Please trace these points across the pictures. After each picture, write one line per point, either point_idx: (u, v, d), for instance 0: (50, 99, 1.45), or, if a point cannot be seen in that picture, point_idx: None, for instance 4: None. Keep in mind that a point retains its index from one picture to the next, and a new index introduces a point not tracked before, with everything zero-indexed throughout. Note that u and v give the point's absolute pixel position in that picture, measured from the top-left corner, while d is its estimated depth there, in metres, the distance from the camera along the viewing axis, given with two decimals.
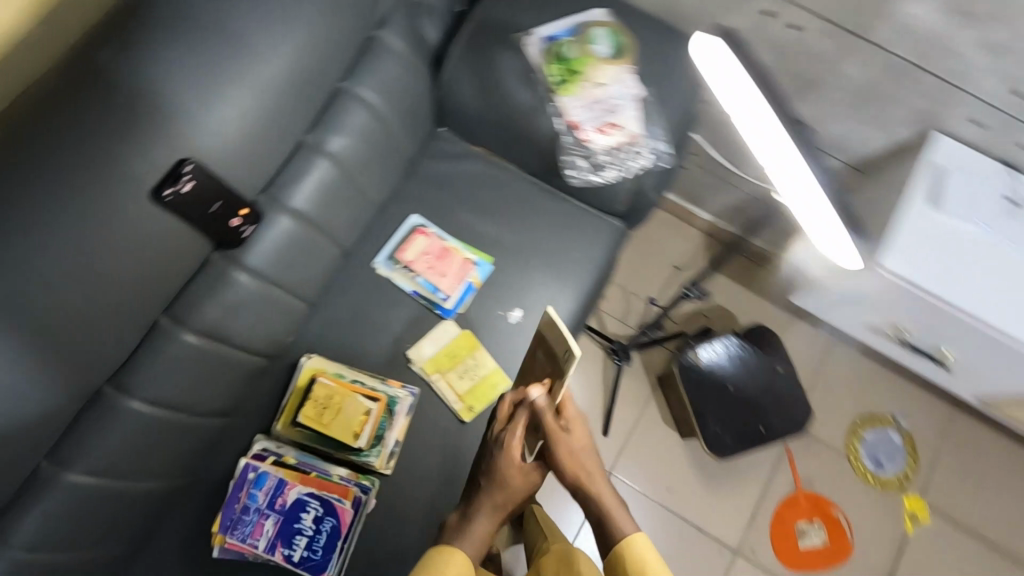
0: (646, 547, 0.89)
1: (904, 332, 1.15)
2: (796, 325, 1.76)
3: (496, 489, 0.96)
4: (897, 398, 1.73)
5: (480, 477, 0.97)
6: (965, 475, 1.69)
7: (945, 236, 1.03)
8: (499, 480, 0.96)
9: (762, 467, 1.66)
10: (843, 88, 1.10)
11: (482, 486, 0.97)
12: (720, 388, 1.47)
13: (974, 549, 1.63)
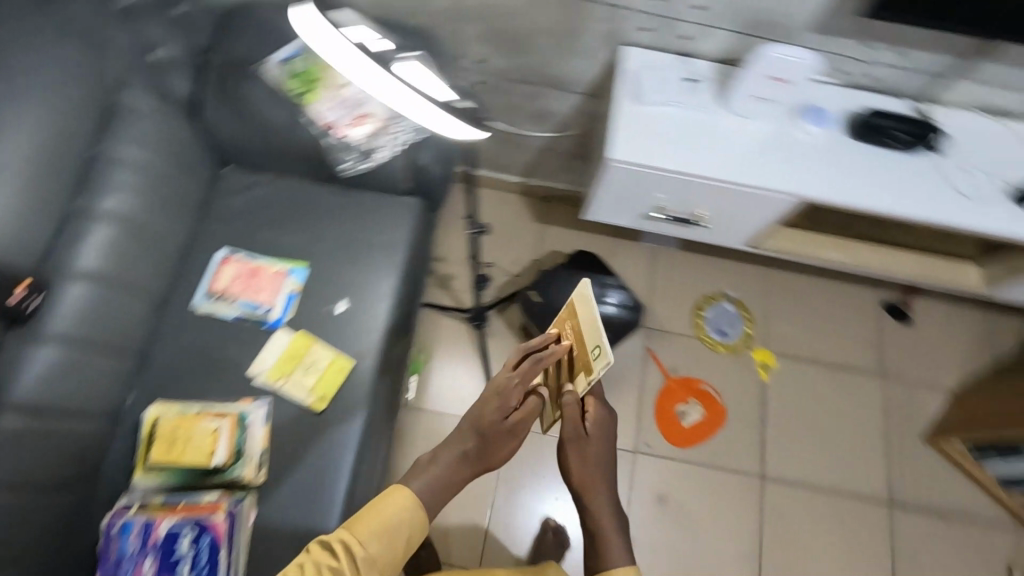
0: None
1: (665, 209, 1.39)
2: (619, 245, 2.04)
3: (479, 440, 1.03)
4: (720, 273, 2.01)
5: (471, 429, 1.04)
6: (793, 317, 1.98)
7: (650, 120, 1.27)
8: (487, 433, 1.03)
9: (633, 371, 1.87)
10: (545, 30, 1.34)
11: (466, 433, 1.04)
12: (560, 312, 1.65)
13: (820, 375, 1.91)
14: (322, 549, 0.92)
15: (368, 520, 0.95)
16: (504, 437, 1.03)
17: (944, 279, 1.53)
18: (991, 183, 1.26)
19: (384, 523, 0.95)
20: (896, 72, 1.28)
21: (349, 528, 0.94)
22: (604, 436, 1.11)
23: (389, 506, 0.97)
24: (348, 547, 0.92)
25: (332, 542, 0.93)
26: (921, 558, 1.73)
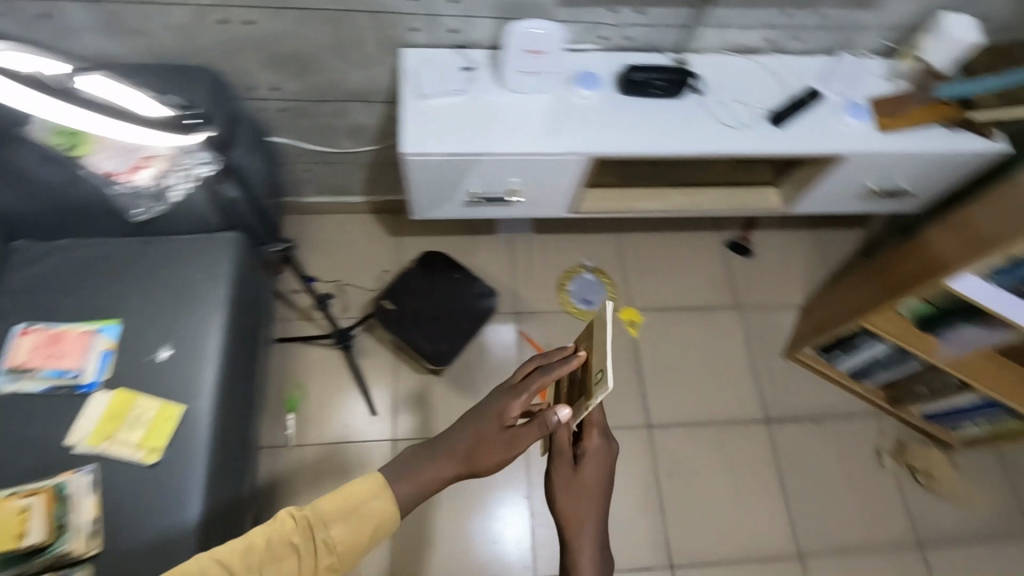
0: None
1: (479, 194, 1.46)
2: (475, 240, 2.09)
3: (473, 446, 0.99)
4: (575, 247, 2.12)
5: (470, 429, 1.01)
6: (648, 271, 2.13)
7: (438, 113, 1.33)
8: (481, 437, 0.99)
9: (510, 356, 1.93)
10: (322, 46, 1.38)
11: (463, 438, 1.00)
12: (417, 313, 1.66)
13: (682, 319, 2.05)
14: (287, 521, 0.90)
15: (336, 501, 0.92)
16: (499, 451, 0.98)
17: (750, 204, 1.69)
18: (750, 112, 1.43)
19: (349, 507, 0.92)
20: (649, 30, 1.42)
21: (318, 507, 0.91)
22: (604, 471, 1.07)
23: (359, 490, 0.93)
24: (310, 523, 0.90)
25: (297, 514, 0.91)
26: (802, 461, 1.89)
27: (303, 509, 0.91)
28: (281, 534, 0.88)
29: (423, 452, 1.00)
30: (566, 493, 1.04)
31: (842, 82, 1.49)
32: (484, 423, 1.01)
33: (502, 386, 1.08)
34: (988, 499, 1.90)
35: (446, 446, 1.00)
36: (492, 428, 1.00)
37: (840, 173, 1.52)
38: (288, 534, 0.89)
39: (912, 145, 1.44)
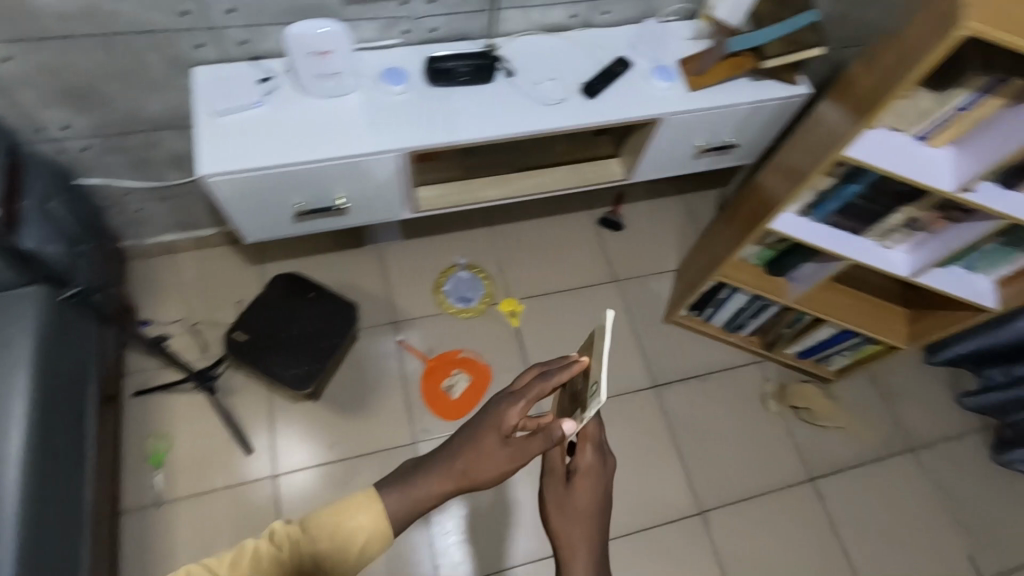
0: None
1: (304, 207, 1.41)
2: (344, 254, 2.03)
3: (474, 459, 1.00)
4: (449, 246, 2.09)
5: (471, 443, 1.01)
6: (526, 259, 2.12)
7: (236, 129, 1.28)
8: (482, 447, 1.00)
9: (392, 368, 1.88)
10: (103, 75, 1.29)
11: (464, 452, 1.01)
12: (273, 340, 1.59)
13: (562, 302, 2.07)
14: (277, 541, 0.90)
15: (324, 530, 0.92)
16: (497, 465, 0.99)
17: (594, 178, 1.71)
18: (562, 87, 1.44)
19: (334, 536, 0.92)
20: (449, 18, 1.40)
21: (309, 530, 0.92)
22: (601, 492, 1.11)
23: (351, 519, 0.93)
24: (297, 545, 0.90)
25: (286, 535, 0.91)
26: (693, 419, 1.93)
27: (294, 531, 0.91)
28: (266, 556, 0.89)
29: (423, 466, 1.01)
30: (564, 512, 1.08)
31: (650, 48, 1.53)
32: (484, 434, 1.01)
33: (502, 395, 1.08)
34: (869, 423, 2.00)
35: (447, 460, 1.01)
36: (493, 442, 1.01)
37: (664, 135, 1.56)
38: (274, 556, 0.89)
39: (720, 98, 1.49)
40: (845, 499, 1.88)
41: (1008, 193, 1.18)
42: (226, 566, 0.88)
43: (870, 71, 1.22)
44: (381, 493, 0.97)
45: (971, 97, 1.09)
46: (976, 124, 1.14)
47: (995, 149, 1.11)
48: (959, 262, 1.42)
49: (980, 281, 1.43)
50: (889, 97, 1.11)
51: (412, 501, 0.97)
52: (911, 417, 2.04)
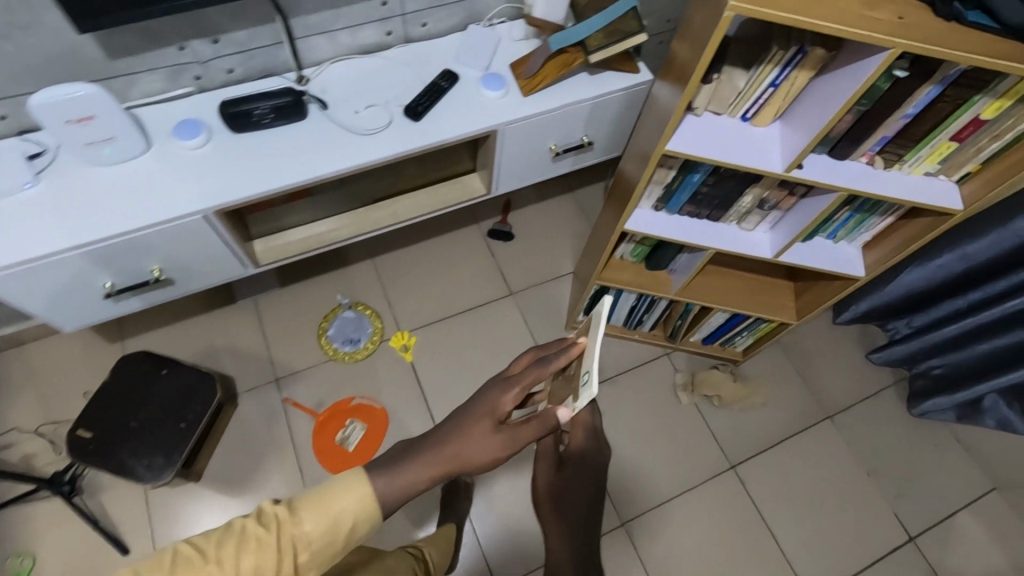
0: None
1: (116, 286, 1.27)
2: (215, 315, 1.89)
3: (466, 447, 0.90)
4: (330, 287, 1.98)
5: (472, 424, 0.92)
6: (414, 287, 2.02)
7: (7, 218, 1.13)
8: (474, 434, 0.91)
9: (279, 429, 1.76)
10: None
11: (451, 441, 0.90)
12: (122, 430, 1.45)
13: (457, 326, 1.97)
14: (260, 525, 0.75)
15: (312, 514, 0.76)
16: (488, 455, 0.90)
17: (453, 198, 1.62)
18: (384, 113, 1.33)
19: (321, 523, 0.77)
20: (245, 56, 1.28)
21: (296, 511, 0.76)
22: (599, 482, 1.09)
23: (339, 502, 0.78)
24: (284, 529, 0.75)
25: (272, 518, 0.75)
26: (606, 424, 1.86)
27: (282, 512, 0.76)
28: (252, 537, 0.73)
29: (408, 456, 0.87)
30: (561, 505, 1.07)
31: (479, 55, 1.43)
32: (479, 421, 0.92)
33: (494, 381, 1.01)
34: (784, 396, 1.95)
35: (437, 447, 0.89)
36: (484, 433, 0.91)
37: (510, 146, 1.47)
38: (258, 541, 0.73)
39: (557, 99, 1.41)
40: (768, 480, 1.83)
41: (839, 164, 1.13)
42: (203, 548, 0.72)
43: (683, 53, 1.15)
44: (372, 479, 0.82)
45: (777, 72, 1.03)
46: (793, 98, 1.08)
47: (813, 122, 1.05)
48: (819, 233, 1.38)
49: (842, 249, 1.39)
50: (693, 83, 1.03)
51: (395, 497, 0.83)
52: (828, 383, 2.00)
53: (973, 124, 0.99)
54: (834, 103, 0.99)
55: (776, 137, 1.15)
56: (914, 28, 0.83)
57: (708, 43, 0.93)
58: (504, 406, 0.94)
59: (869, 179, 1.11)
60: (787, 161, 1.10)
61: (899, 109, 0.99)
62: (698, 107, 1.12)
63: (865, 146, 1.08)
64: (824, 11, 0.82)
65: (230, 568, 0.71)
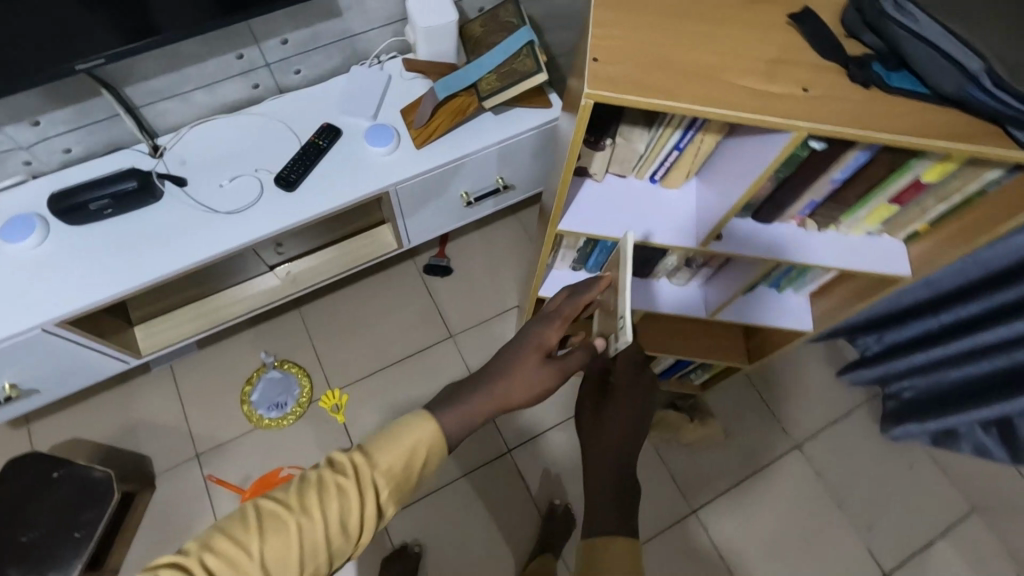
0: (625, 549, 0.84)
1: None
2: (130, 387, 1.74)
3: (511, 381, 0.92)
4: (254, 345, 1.83)
5: (520, 359, 0.94)
6: (345, 338, 1.87)
7: None
8: (515, 370, 0.92)
9: (202, 512, 1.63)
10: None
11: (502, 377, 0.92)
12: (11, 546, 1.33)
13: (394, 378, 1.83)
14: (332, 472, 0.78)
15: (381, 455, 0.79)
16: (532, 390, 0.92)
17: (361, 255, 1.45)
18: (252, 185, 1.17)
19: (389, 463, 0.79)
20: (80, 133, 1.11)
21: (365, 456, 0.79)
22: (640, 412, 1.00)
23: (405, 440, 0.81)
24: (356, 474, 0.78)
25: (344, 464, 0.78)
26: (558, 475, 1.72)
27: (353, 457, 0.79)
28: (331, 484, 0.76)
29: (461, 395, 0.88)
30: (602, 425, 0.98)
31: (363, 103, 1.24)
32: (518, 355, 0.94)
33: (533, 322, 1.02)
34: (748, 427, 1.82)
35: (486, 381, 0.91)
36: (526, 369, 0.93)
37: (409, 203, 1.30)
38: (335, 486, 0.76)
39: (455, 150, 1.23)
40: (731, 522, 1.71)
41: (766, 228, 0.96)
42: (284, 502, 0.75)
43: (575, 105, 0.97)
44: (436, 413, 0.85)
45: (679, 135, 0.85)
46: (703, 159, 0.91)
47: (726, 191, 0.88)
48: (762, 283, 1.22)
49: (787, 300, 1.24)
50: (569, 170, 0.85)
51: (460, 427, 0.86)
52: (796, 409, 1.86)
53: (913, 187, 0.83)
54: (745, 175, 0.82)
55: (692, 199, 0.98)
56: (823, 103, 0.65)
57: (573, 127, 0.75)
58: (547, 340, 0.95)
59: (804, 243, 0.95)
60: (704, 233, 0.93)
61: (825, 175, 0.83)
62: (595, 172, 0.95)
63: (792, 210, 0.91)
64: (706, 91, 0.65)
65: (319, 510, 0.74)
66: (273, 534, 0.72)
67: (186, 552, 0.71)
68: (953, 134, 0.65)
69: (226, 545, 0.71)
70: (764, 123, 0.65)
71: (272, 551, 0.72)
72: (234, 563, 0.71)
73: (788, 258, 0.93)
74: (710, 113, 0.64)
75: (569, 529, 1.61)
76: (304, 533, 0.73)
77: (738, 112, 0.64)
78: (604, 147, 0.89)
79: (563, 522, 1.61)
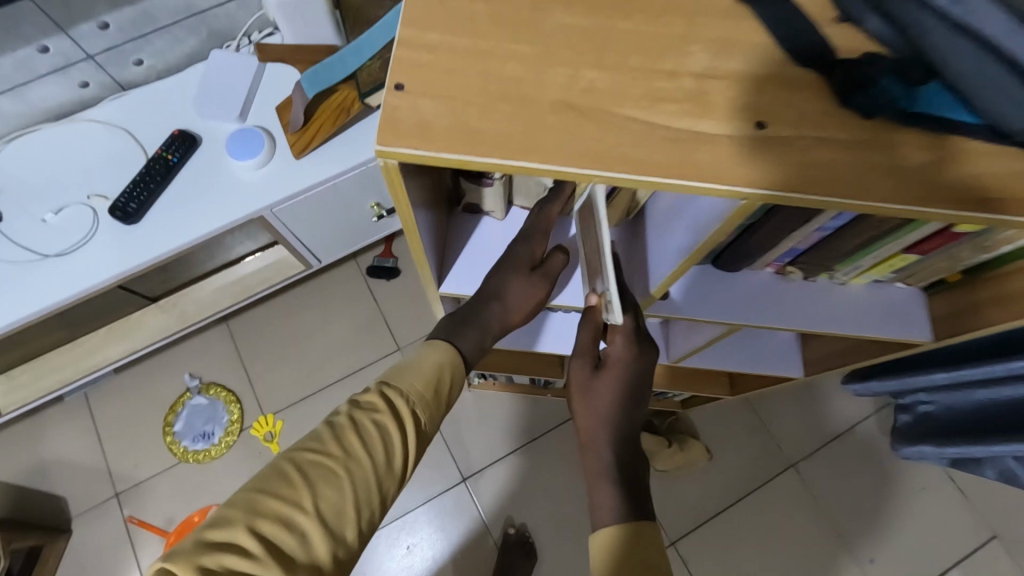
0: (651, 550, 0.60)
1: None
2: (38, 420, 1.54)
3: (505, 295, 0.66)
4: (177, 366, 1.60)
5: (503, 272, 0.67)
6: (278, 353, 1.62)
7: None
8: (507, 285, 0.67)
9: (121, 559, 1.44)
10: None
11: (491, 294, 0.66)
12: None
13: (335, 398, 1.59)
14: (367, 404, 0.56)
15: (422, 370, 0.59)
16: (536, 303, 0.68)
17: (256, 283, 1.26)
18: (83, 216, 0.94)
19: (435, 377, 0.59)
20: None
21: (403, 378, 0.58)
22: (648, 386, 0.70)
23: (444, 350, 0.61)
24: (405, 399, 0.57)
25: (382, 392, 0.57)
26: (522, 509, 1.47)
27: (389, 381, 0.58)
28: (364, 422, 0.55)
29: (459, 317, 0.65)
30: (597, 405, 0.68)
31: (225, 99, 0.98)
32: (507, 268, 0.68)
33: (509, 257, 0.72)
34: (737, 446, 1.60)
35: (471, 301, 0.67)
36: (524, 284, 0.67)
37: (300, 221, 1.07)
38: (379, 419, 0.56)
39: (344, 160, 0.99)
40: (716, 556, 1.51)
41: (730, 277, 0.73)
42: (314, 448, 0.53)
43: None
44: (446, 337, 0.63)
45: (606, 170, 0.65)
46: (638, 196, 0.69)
47: (675, 243, 0.64)
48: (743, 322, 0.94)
49: (778, 340, 0.98)
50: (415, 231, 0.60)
51: (474, 345, 0.64)
52: (794, 422, 1.63)
53: (943, 237, 0.57)
54: (698, 229, 0.60)
55: (633, 239, 0.73)
56: (786, 154, 0.46)
57: (390, 192, 0.53)
58: (537, 253, 0.69)
59: (777, 299, 0.72)
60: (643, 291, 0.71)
61: (809, 224, 0.57)
62: (493, 209, 0.71)
63: (766, 258, 0.66)
64: (594, 138, 0.45)
65: (363, 449, 0.54)
66: (328, 487, 0.51)
67: (221, 527, 0.48)
68: (972, 197, 0.46)
69: (267, 508, 0.49)
70: (701, 192, 0.46)
71: (333, 508, 0.51)
72: (295, 530, 0.49)
73: (752, 321, 0.71)
74: (610, 179, 0.45)
75: (527, 554, 1.40)
76: (365, 479, 0.53)
77: (664, 178, 0.45)
78: (491, 183, 0.64)
79: (521, 548, 1.41)
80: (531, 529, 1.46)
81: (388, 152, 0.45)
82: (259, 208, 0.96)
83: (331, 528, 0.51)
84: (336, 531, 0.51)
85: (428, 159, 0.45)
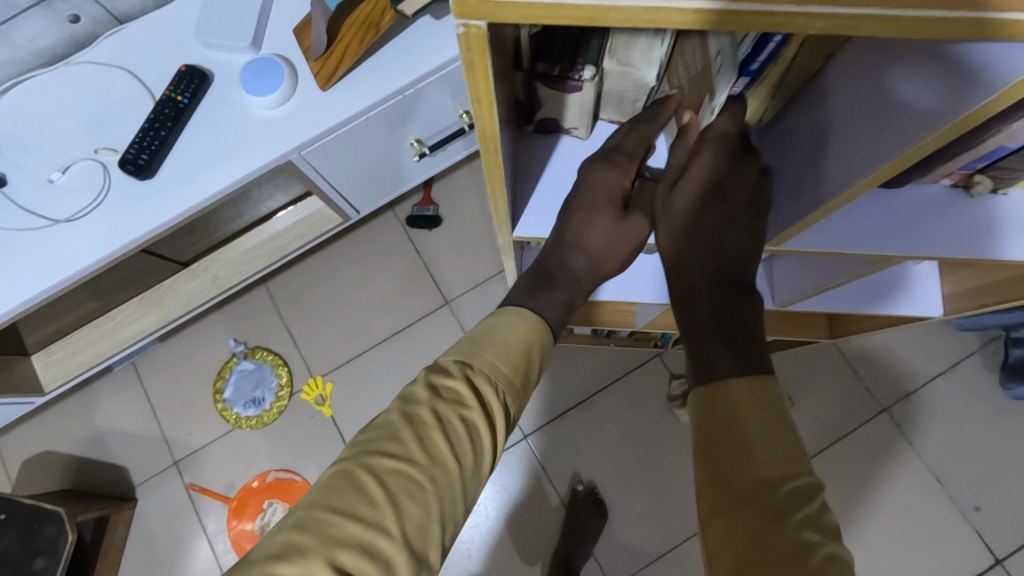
0: (732, 421, 0.45)
1: None
2: (90, 392, 1.51)
3: (588, 243, 0.53)
4: (219, 331, 1.53)
5: (580, 214, 0.54)
6: (320, 313, 1.53)
7: None
8: (590, 228, 0.53)
9: (188, 526, 1.43)
10: None
11: (573, 244, 0.53)
12: None
13: (384, 356, 1.50)
14: (449, 392, 0.44)
15: (509, 344, 0.47)
16: (630, 248, 0.54)
17: (292, 241, 1.17)
18: (94, 172, 0.84)
19: (524, 354, 0.47)
20: None
21: (486, 357, 0.46)
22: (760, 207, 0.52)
23: (532, 318, 0.49)
24: (492, 386, 0.45)
25: (465, 376, 0.45)
26: (592, 466, 1.38)
27: (470, 360, 0.46)
28: (449, 421, 0.43)
29: (539, 275, 0.53)
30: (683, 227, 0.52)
31: (232, 23, 0.85)
32: (585, 210, 0.54)
33: (579, 182, 0.55)
34: (822, 391, 1.45)
35: (546, 252, 0.54)
36: (610, 225, 0.53)
37: (334, 165, 0.94)
38: (464, 416, 0.44)
39: (375, 90, 0.84)
40: None
41: (899, 193, 0.63)
42: (389, 453, 0.41)
43: None
44: (525, 302, 0.50)
45: (753, 49, 0.49)
46: (801, 70, 0.54)
47: (851, 138, 0.52)
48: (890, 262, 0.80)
49: (905, 272, 0.88)
50: (494, 146, 0.48)
51: (561, 309, 0.51)
52: (887, 362, 1.46)
53: None
54: (891, 118, 0.47)
55: (788, 137, 0.60)
56: None
57: (470, 94, 0.43)
58: (622, 184, 0.54)
59: (932, 223, 0.62)
60: (782, 230, 0.61)
61: None
62: (574, 125, 0.59)
63: (947, 166, 0.58)
64: None
65: (447, 455, 0.42)
66: (414, 502, 0.40)
67: (292, 558, 0.37)
68: None
69: (340, 533, 0.38)
70: (963, 32, 0.35)
71: (420, 527, 0.40)
72: (380, 561, 0.38)
73: (905, 253, 0.60)
74: (833, 23, 0.35)
75: (598, 512, 1.32)
76: (454, 488, 0.42)
77: (943, 11, 0.34)
78: (579, 87, 0.53)
79: (591, 505, 1.32)
80: (601, 485, 1.37)
81: (473, 16, 0.36)
82: (285, 150, 0.83)
83: (420, 555, 0.40)
84: (426, 556, 0.40)
85: (548, 15, 0.36)
